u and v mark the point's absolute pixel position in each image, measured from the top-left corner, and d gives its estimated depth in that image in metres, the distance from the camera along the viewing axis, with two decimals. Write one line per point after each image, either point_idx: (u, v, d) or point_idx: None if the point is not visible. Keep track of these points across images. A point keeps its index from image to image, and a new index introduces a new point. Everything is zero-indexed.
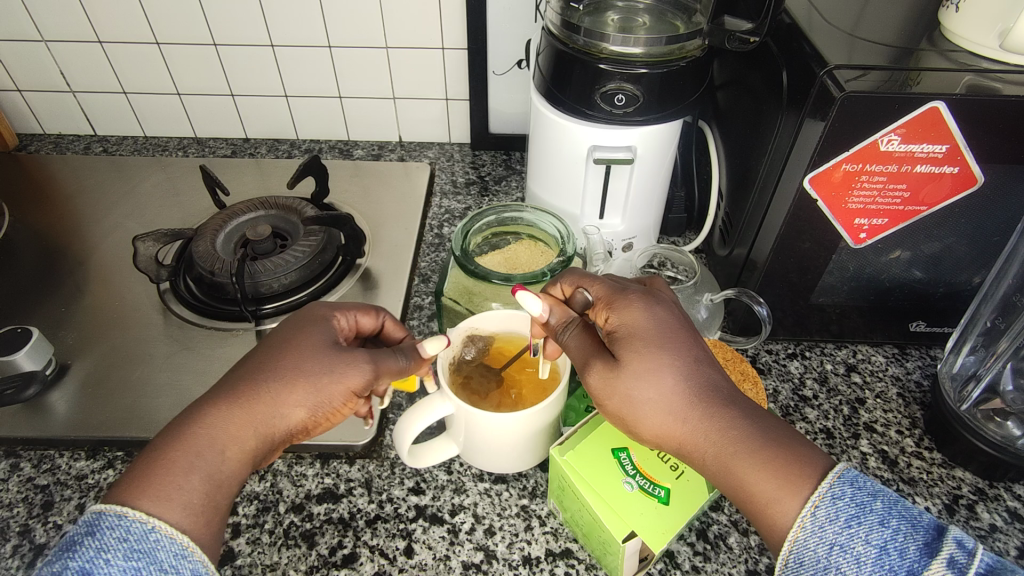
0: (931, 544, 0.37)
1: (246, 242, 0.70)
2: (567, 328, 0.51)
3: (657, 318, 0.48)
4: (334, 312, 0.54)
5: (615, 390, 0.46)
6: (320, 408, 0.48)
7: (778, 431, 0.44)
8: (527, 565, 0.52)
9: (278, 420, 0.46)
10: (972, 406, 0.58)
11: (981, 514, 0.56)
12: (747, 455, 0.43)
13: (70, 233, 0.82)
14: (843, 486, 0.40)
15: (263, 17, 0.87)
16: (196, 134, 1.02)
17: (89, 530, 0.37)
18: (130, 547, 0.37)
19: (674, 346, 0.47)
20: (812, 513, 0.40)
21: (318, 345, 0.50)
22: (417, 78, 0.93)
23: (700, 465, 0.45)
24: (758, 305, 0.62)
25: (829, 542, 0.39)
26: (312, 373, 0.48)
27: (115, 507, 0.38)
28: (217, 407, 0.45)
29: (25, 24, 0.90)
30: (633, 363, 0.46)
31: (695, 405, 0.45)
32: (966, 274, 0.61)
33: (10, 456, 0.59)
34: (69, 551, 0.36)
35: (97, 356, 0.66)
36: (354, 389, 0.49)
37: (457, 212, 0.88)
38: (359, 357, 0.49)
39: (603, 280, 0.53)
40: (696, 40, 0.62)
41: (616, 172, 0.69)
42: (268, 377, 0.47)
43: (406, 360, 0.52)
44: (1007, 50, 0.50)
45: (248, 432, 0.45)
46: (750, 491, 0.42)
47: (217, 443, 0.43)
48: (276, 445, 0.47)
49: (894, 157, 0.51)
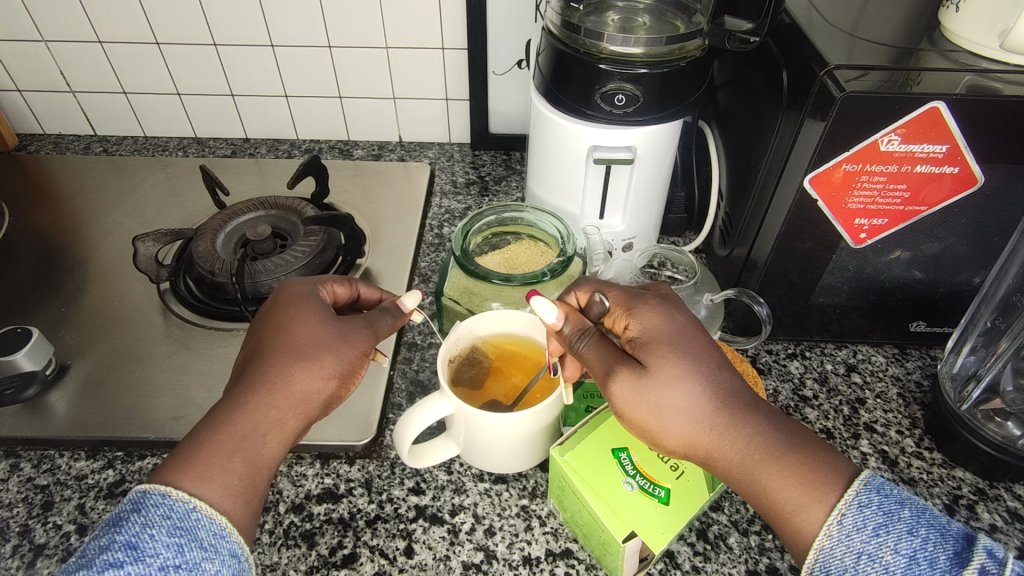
0: (961, 554, 0.37)
1: (246, 242, 0.70)
2: (583, 336, 0.50)
3: (679, 325, 0.49)
4: (310, 283, 0.54)
5: (643, 398, 0.45)
6: (347, 375, 0.50)
7: (800, 437, 0.44)
8: (527, 565, 0.52)
9: (314, 394, 0.47)
10: (972, 406, 0.58)
11: (981, 514, 0.56)
12: (774, 463, 0.43)
13: (70, 233, 0.82)
14: (870, 494, 0.40)
15: (264, 17, 0.87)
16: (196, 134, 1.02)
17: (134, 508, 0.38)
18: (174, 524, 0.38)
19: (698, 353, 0.47)
20: (839, 522, 0.40)
21: (317, 321, 0.50)
22: (416, 78, 0.93)
23: (723, 472, 0.45)
24: (758, 305, 0.62)
25: (857, 551, 0.39)
26: (329, 344, 0.49)
27: (160, 487, 0.38)
28: (254, 393, 0.45)
29: (25, 24, 0.89)
30: (661, 370, 0.46)
31: (721, 412, 0.45)
32: (966, 274, 0.61)
33: (10, 456, 0.59)
34: (115, 526, 0.37)
35: (97, 356, 0.66)
36: (367, 349, 0.52)
37: (457, 212, 0.88)
38: (360, 324, 0.52)
39: (619, 288, 0.54)
40: (696, 40, 0.62)
41: (616, 172, 0.69)
42: (289, 358, 0.47)
43: (393, 317, 0.55)
44: (1007, 50, 0.50)
45: (289, 412, 0.46)
46: (775, 499, 0.42)
47: (261, 426, 0.44)
48: (316, 419, 0.48)
49: (894, 157, 0.51)
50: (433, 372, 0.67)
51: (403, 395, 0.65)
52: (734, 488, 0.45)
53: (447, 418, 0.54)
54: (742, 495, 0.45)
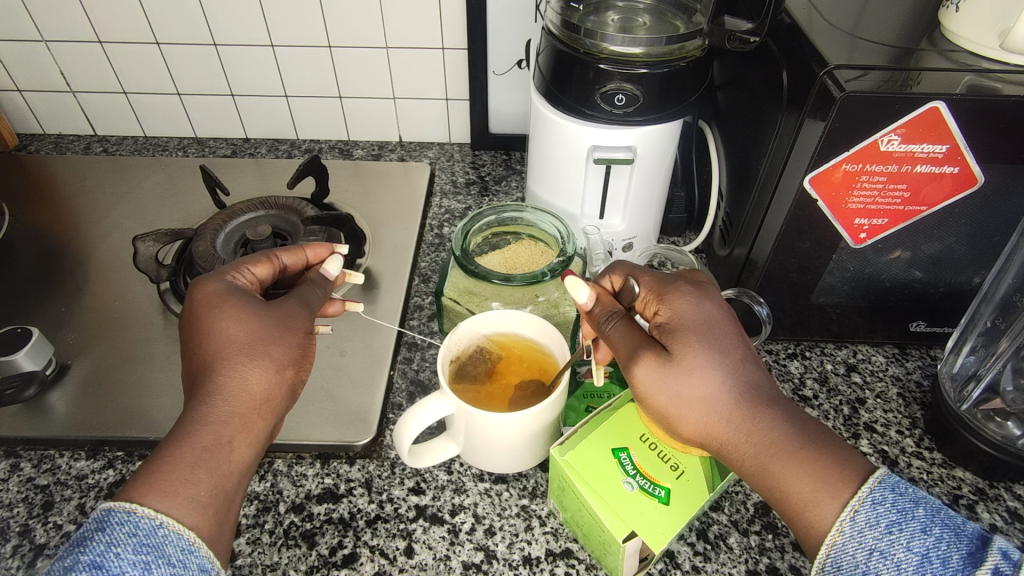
0: (974, 554, 0.37)
1: (246, 242, 0.70)
2: (610, 318, 0.51)
3: (708, 314, 0.49)
4: (222, 275, 0.52)
5: (664, 385, 0.46)
6: (295, 361, 0.50)
7: (817, 434, 0.44)
8: (527, 565, 0.52)
9: (268, 391, 0.47)
10: (972, 406, 0.58)
11: (981, 514, 0.56)
12: (790, 457, 0.43)
13: (70, 233, 0.82)
14: (883, 491, 0.40)
15: (263, 17, 0.87)
16: (196, 134, 1.02)
17: (99, 526, 0.37)
18: (140, 541, 0.37)
19: (724, 343, 0.47)
20: (852, 518, 0.40)
21: (247, 317, 0.49)
22: (416, 78, 0.93)
23: (738, 465, 0.45)
24: (757, 305, 0.64)
25: (869, 548, 0.39)
26: (271, 337, 0.49)
27: (125, 504, 0.38)
28: (210, 403, 0.44)
29: (25, 24, 0.89)
30: (683, 357, 0.46)
31: (740, 403, 0.45)
32: (966, 274, 0.61)
33: (10, 456, 0.59)
34: (80, 546, 0.36)
35: (97, 356, 0.66)
36: (306, 327, 0.52)
37: (457, 212, 0.88)
38: (291, 307, 0.51)
39: (652, 273, 0.54)
40: (696, 40, 0.62)
41: (616, 172, 0.69)
42: (236, 363, 0.46)
43: (324, 287, 0.55)
44: (1007, 50, 0.50)
45: (253, 414, 0.46)
46: (789, 493, 0.42)
47: (223, 434, 0.43)
48: (281, 413, 0.48)
49: (894, 157, 0.51)
50: (433, 372, 0.67)
51: (404, 395, 0.65)
52: (748, 482, 0.45)
53: (447, 418, 0.55)
54: (755, 488, 0.45)
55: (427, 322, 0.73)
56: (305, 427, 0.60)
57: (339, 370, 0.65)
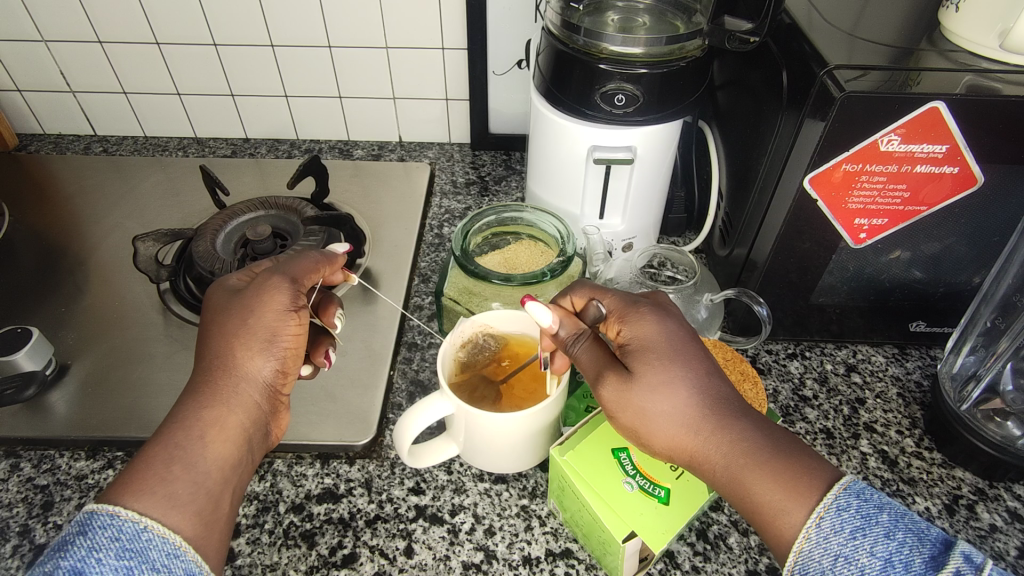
0: (937, 558, 0.36)
1: (246, 242, 0.70)
2: (578, 340, 0.50)
3: (669, 329, 0.48)
4: (224, 283, 0.53)
5: (628, 403, 0.46)
6: (277, 344, 0.50)
7: (788, 445, 0.43)
8: (527, 565, 0.52)
9: (247, 381, 0.48)
10: (972, 406, 0.58)
11: (980, 514, 0.56)
12: (759, 466, 0.42)
13: (68, 233, 0.82)
14: (849, 497, 0.39)
15: (263, 16, 0.87)
16: (196, 134, 1.02)
17: (80, 530, 0.36)
18: (123, 546, 0.36)
19: (686, 357, 0.46)
20: (817, 524, 0.39)
21: (227, 309, 0.50)
22: (416, 78, 0.92)
23: (710, 478, 0.45)
24: (757, 305, 0.62)
25: (834, 554, 0.38)
26: (234, 327, 0.49)
27: (108, 507, 0.37)
28: (187, 403, 0.45)
29: (25, 24, 0.89)
30: (647, 376, 0.46)
31: (706, 416, 0.44)
32: (966, 274, 0.61)
33: (10, 456, 0.59)
34: (60, 551, 0.35)
35: (96, 356, 0.66)
36: (292, 304, 0.51)
37: (457, 212, 0.88)
38: (270, 281, 0.52)
39: (613, 292, 0.53)
40: (696, 40, 0.62)
41: (616, 172, 0.69)
42: (203, 362, 0.48)
43: (321, 255, 0.57)
44: (1007, 51, 0.50)
45: (224, 407, 0.46)
46: (757, 502, 0.42)
47: (194, 431, 0.44)
48: (268, 408, 0.49)
49: (894, 157, 0.51)
50: (433, 372, 0.67)
51: (403, 395, 0.65)
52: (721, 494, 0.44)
53: (447, 417, 0.55)
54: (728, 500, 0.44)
55: (428, 321, 0.73)
56: (305, 427, 0.60)
57: (339, 370, 0.65)
